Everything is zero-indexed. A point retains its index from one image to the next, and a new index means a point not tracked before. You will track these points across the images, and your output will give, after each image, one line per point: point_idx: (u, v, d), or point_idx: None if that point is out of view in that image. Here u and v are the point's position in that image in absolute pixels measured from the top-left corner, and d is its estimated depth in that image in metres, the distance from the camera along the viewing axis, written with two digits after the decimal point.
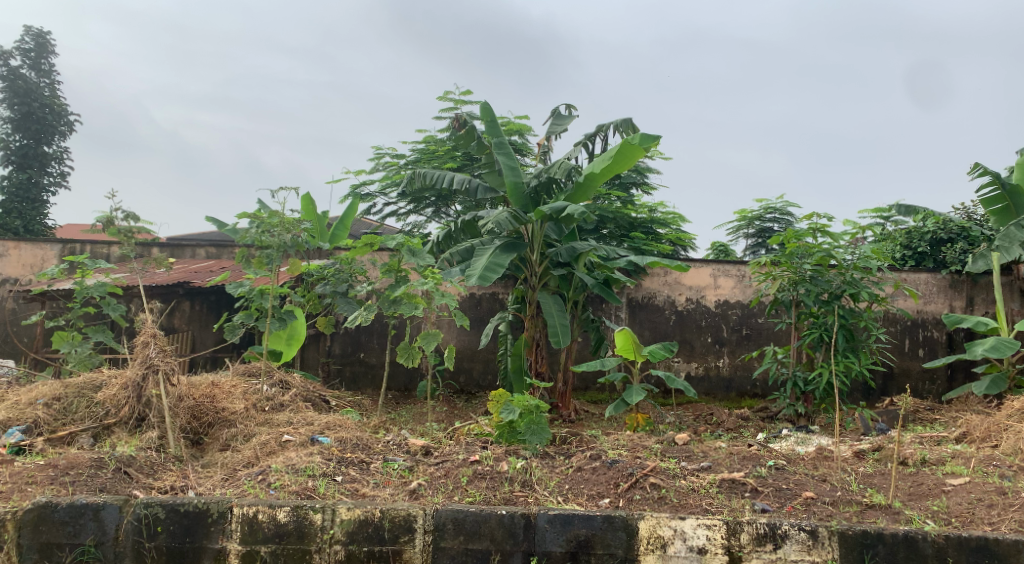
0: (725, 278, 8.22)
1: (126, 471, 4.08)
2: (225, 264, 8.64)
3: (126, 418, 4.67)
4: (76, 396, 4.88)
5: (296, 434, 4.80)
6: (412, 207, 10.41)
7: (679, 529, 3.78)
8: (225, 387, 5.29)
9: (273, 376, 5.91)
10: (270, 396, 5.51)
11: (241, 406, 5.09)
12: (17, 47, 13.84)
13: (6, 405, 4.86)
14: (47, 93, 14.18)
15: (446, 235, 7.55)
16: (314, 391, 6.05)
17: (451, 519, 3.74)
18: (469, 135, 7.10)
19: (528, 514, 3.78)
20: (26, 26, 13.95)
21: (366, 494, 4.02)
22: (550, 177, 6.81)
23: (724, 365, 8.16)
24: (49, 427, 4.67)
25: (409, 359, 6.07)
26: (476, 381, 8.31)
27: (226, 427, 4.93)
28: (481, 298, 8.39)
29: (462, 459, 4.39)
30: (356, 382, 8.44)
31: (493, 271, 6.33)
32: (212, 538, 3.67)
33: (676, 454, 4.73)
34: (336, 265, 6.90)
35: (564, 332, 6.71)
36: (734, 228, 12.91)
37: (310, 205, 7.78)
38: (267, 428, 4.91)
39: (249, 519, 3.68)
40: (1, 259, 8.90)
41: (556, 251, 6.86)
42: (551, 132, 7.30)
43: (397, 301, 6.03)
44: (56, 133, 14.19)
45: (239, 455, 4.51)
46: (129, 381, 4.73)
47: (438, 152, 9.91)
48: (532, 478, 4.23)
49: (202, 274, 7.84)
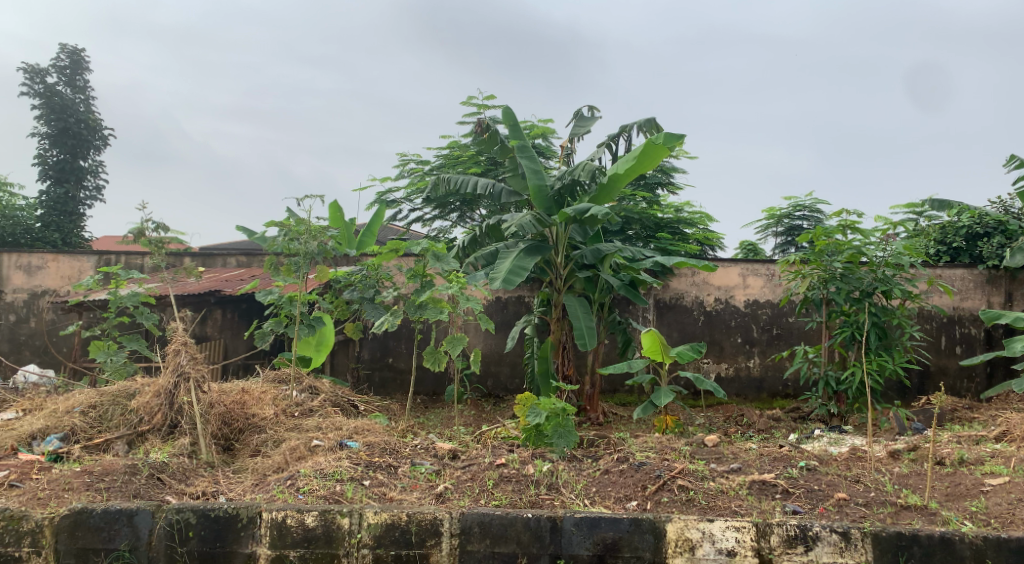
0: (754, 277, 8.13)
1: (159, 477, 4.15)
2: (255, 272, 8.76)
3: (159, 426, 4.74)
4: (111, 404, 4.98)
5: (325, 439, 4.85)
6: (438, 212, 10.47)
7: (708, 531, 3.74)
8: (255, 393, 5.36)
9: (303, 382, 5.97)
10: (300, 401, 5.59)
11: (271, 412, 5.18)
12: (52, 64, 14.21)
13: (45, 413, 4.97)
14: (83, 108, 14.51)
15: (471, 239, 7.60)
16: (343, 395, 6.10)
17: (477, 523, 3.75)
18: (492, 140, 7.15)
19: (554, 516, 3.77)
20: (63, 44, 14.32)
21: (394, 498, 4.05)
22: (573, 179, 6.80)
23: (755, 365, 8.07)
24: (86, 435, 4.76)
25: (435, 363, 6.06)
26: (504, 385, 8.33)
27: (256, 433, 5.00)
28: (506, 301, 8.40)
29: (489, 462, 4.39)
30: (385, 386, 8.51)
31: (517, 274, 6.34)
32: (243, 542, 3.71)
33: (706, 456, 4.68)
34: (363, 271, 6.95)
35: (590, 335, 6.68)
36: (763, 226, 12.79)
37: (337, 212, 7.88)
38: (297, 434, 4.97)
39: (278, 524, 3.72)
40: (41, 271, 9.14)
41: (581, 253, 6.83)
42: (574, 134, 7.29)
43: (422, 306, 6.05)
44: (92, 147, 14.53)
45: (269, 460, 4.57)
46: (161, 389, 4.82)
47: (462, 157, 9.99)
48: (558, 481, 4.22)
49: (233, 283, 7.97)
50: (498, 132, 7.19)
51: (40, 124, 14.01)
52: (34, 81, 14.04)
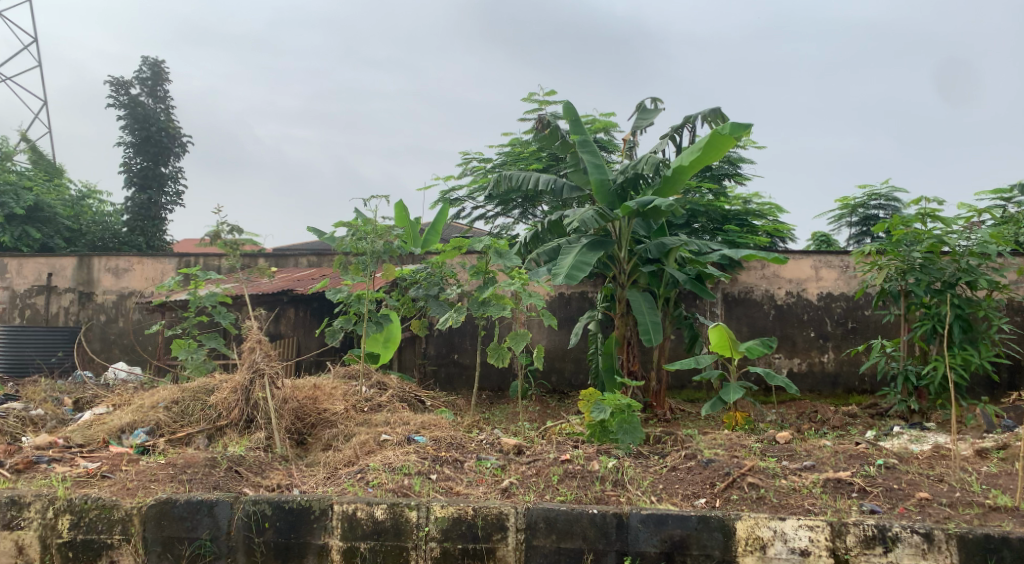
0: (827, 269, 7.88)
1: (237, 470, 4.31)
2: (324, 271, 9.00)
3: (236, 421, 4.93)
4: (192, 399, 5.20)
5: (393, 434, 4.94)
6: (500, 209, 10.51)
7: (780, 530, 3.65)
8: (326, 389, 5.52)
9: (371, 378, 6.10)
10: (369, 397, 5.72)
11: (341, 407, 5.31)
12: (135, 76, 14.90)
13: (132, 408, 5.22)
14: (164, 116, 15.17)
15: (534, 236, 7.61)
16: (410, 391, 6.20)
17: (542, 518, 3.76)
18: (553, 135, 7.14)
19: (620, 513, 3.75)
20: (144, 57, 15.01)
21: (460, 492, 4.10)
22: (636, 173, 6.72)
23: (829, 360, 7.82)
24: (169, 428, 4.98)
25: (499, 359, 6.09)
26: (569, 380, 8.32)
27: (328, 427, 5.14)
28: (569, 297, 8.37)
29: (554, 458, 4.40)
30: (451, 382, 8.62)
31: (580, 270, 6.32)
32: (316, 533, 3.82)
33: (777, 453, 4.57)
34: (427, 269, 7.03)
35: (655, 330, 6.60)
36: (836, 217, 12.38)
37: (402, 211, 8.01)
38: (366, 428, 5.08)
39: (348, 516, 3.81)
40: (128, 273, 9.61)
41: (645, 247, 6.74)
42: (637, 127, 7.20)
43: (485, 303, 6.09)
44: (172, 154, 15.17)
45: (340, 454, 4.69)
46: (238, 385, 5.01)
47: (524, 153, 10.01)
48: (624, 478, 4.19)
49: (304, 282, 8.21)
50: (559, 128, 7.18)
51: (125, 134, 14.73)
52: (119, 93, 14.76)
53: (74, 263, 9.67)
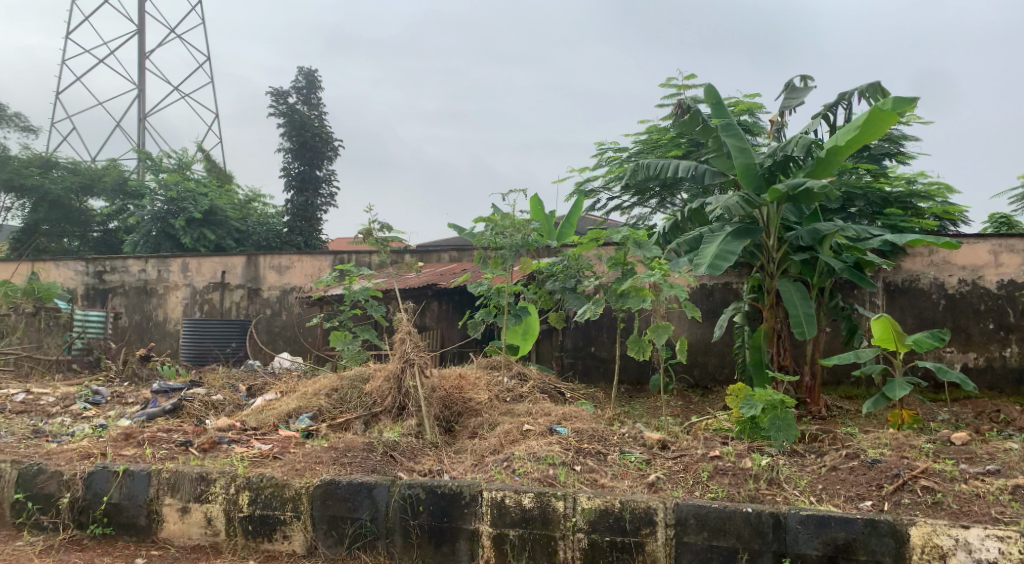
0: (1008, 255, 7.14)
1: (392, 455, 4.46)
2: (465, 266, 9.21)
3: (389, 407, 5.12)
4: (349, 387, 5.45)
5: (535, 424, 4.95)
6: (637, 199, 10.32)
7: (962, 539, 3.35)
8: (471, 379, 5.64)
9: (512, 369, 6.16)
10: (511, 387, 5.77)
11: (485, 397, 5.40)
12: (292, 86, 15.89)
13: (296, 395, 5.56)
14: (318, 122, 16.07)
15: (673, 225, 7.40)
16: (551, 383, 6.20)
17: (693, 514, 3.62)
18: (694, 120, 6.90)
19: (777, 513, 3.54)
20: (300, 67, 15.94)
21: (605, 485, 4.02)
22: (786, 155, 6.36)
23: (1011, 355, 7.09)
24: (330, 414, 5.25)
25: (639, 352, 5.95)
26: (712, 374, 8.03)
27: (474, 416, 5.23)
28: (712, 288, 8.08)
29: (702, 453, 4.24)
30: (588, 374, 8.55)
31: (724, 259, 6.06)
32: (466, 519, 3.78)
33: (954, 455, 4.17)
34: (564, 261, 7.05)
35: (808, 322, 6.22)
36: (1018, 196, 11.19)
37: (538, 205, 8.03)
38: (510, 418, 5.12)
39: (497, 503, 3.76)
40: (289, 270, 10.28)
41: (796, 234, 6.37)
42: (785, 107, 6.82)
43: (624, 295, 5.93)
44: (325, 158, 16.08)
45: (485, 442, 4.75)
46: (390, 374, 5.22)
47: (662, 140, 9.78)
48: (779, 477, 3.97)
49: (447, 277, 8.43)
50: (700, 113, 6.93)
51: (284, 140, 15.76)
52: (278, 102, 15.80)
53: (243, 262, 10.47)
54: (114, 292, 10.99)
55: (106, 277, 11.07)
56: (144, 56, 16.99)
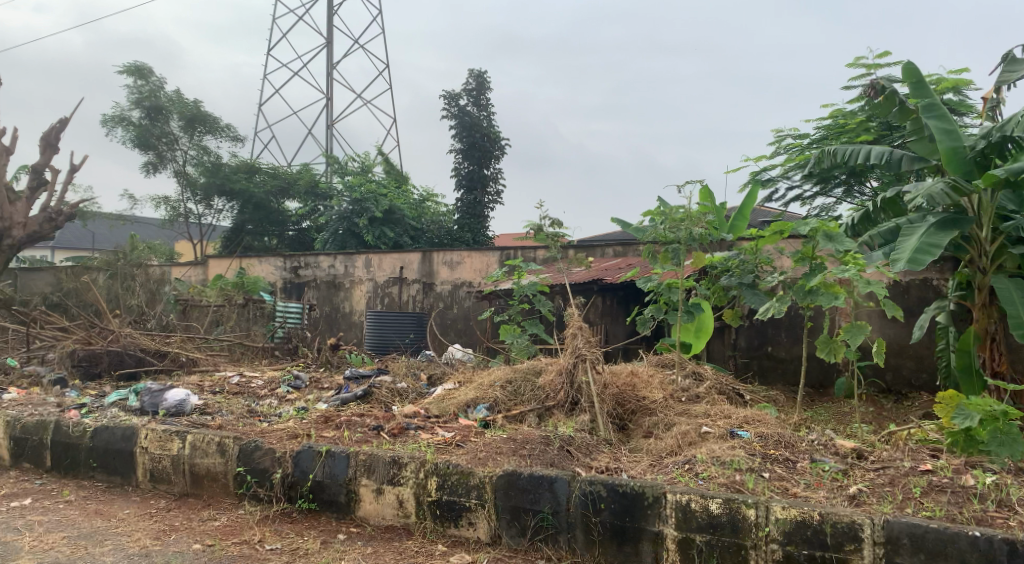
0: None
1: (569, 450, 4.43)
2: (633, 261, 9.06)
3: (562, 402, 5.12)
4: (523, 381, 5.52)
5: (715, 426, 4.74)
6: (819, 188, 9.69)
7: None
8: (644, 377, 5.52)
9: (687, 367, 5.96)
10: (686, 387, 5.58)
11: (660, 396, 5.24)
12: (463, 89, 16.41)
13: (473, 386, 5.70)
14: (488, 121, 16.37)
15: (864, 216, 6.84)
16: (728, 383, 5.93)
17: (907, 533, 3.30)
18: (889, 102, 6.33)
19: (1013, 539, 3.17)
20: (470, 70, 16.46)
21: (798, 495, 3.77)
22: (1003, 136, 5.66)
23: None
24: (505, 406, 5.33)
25: (830, 353, 5.54)
26: (908, 379, 7.36)
27: (648, 415, 5.10)
28: (909, 285, 7.40)
29: (910, 467, 3.86)
30: (765, 376, 8.13)
31: (927, 253, 5.49)
32: (650, 520, 3.66)
33: None
34: (740, 256, 6.69)
35: None
36: None
37: (709, 197, 7.71)
38: (686, 418, 4.94)
39: (682, 507, 3.61)
40: (460, 265, 10.63)
41: (1017, 224, 5.65)
42: (1003, 81, 6.08)
43: (813, 292, 5.54)
44: (494, 157, 16.47)
45: (662, 443, 4.61)
46: (563, 369, 5.23)
47: (848, 125, 9.09)
48: (1010, 498, 3.52)
49: (615, 272, 8.34)
50: (897, 93, 6.34)
51: (455, 142, 16.33)
52: (450, 105, 16.40)
53: (419, 258, 10.96)
54: (308, 285, 11.92)
55: (301, 272, 12.05)
56: (333, 68, 18.37)
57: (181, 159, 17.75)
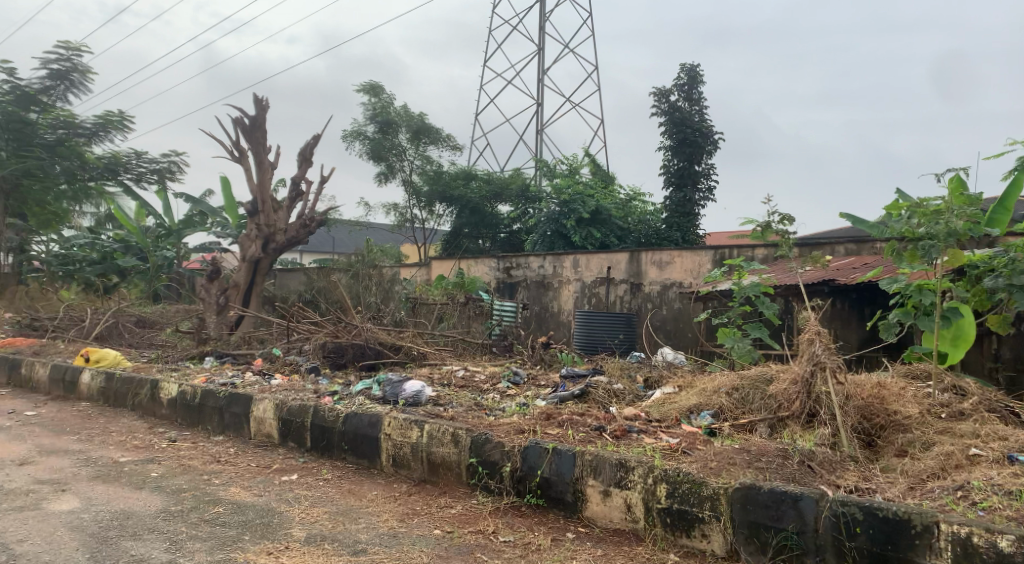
0: None
1: (810, 465, 3.97)
2: (867, 260, 8.25)
3: (798, 413, 4.70)
4: (751, 387, 5.17)
5: (986, 449, 4.13)
6: None
7: None
8: (895, 389, 4.89)
9: (945, 381, 5.28)
10: (947, 403, 4.91)
11: (916, 412, 4.60)
12: (675, 83, 15.97)
13: (695, 391, 5.45)
14: (702, 116, 15.85)
15: None
16: (996, 399, 5.15)
17: None
18: None
19: None
20: (682, 64, 15.99)
21: None
22: None
23: None
24: (732, 413, 5.03)
25: None
26: None
27: (902, 432, 4.49)
28: None
29: None
30: None
31: None
32: (919, 552, 3.24)
33: None
34: (1008, 253, 5.84)
35: None
36: None
37: None
38: (949, 439, 4.32)
39: (961, 541, 3.16)
40: (670, 265, 10.34)
41: None
42: None
43: None
44: (706, 152, 15.82)
45: (920, 463, 4.05)
46: (798, 377, 4.84)
47: None
48: None
49: (848, 272, 7.64)
50: None
51: (665, 138, 15.97)
52: (661, 101, 16.06)
53: (627, 257, 10.83)
54: (519, 285, 12.28)
55: (513, 272, 12.44)
56: (544, 73, 18.78)
57: (408, 169, 19.14)
